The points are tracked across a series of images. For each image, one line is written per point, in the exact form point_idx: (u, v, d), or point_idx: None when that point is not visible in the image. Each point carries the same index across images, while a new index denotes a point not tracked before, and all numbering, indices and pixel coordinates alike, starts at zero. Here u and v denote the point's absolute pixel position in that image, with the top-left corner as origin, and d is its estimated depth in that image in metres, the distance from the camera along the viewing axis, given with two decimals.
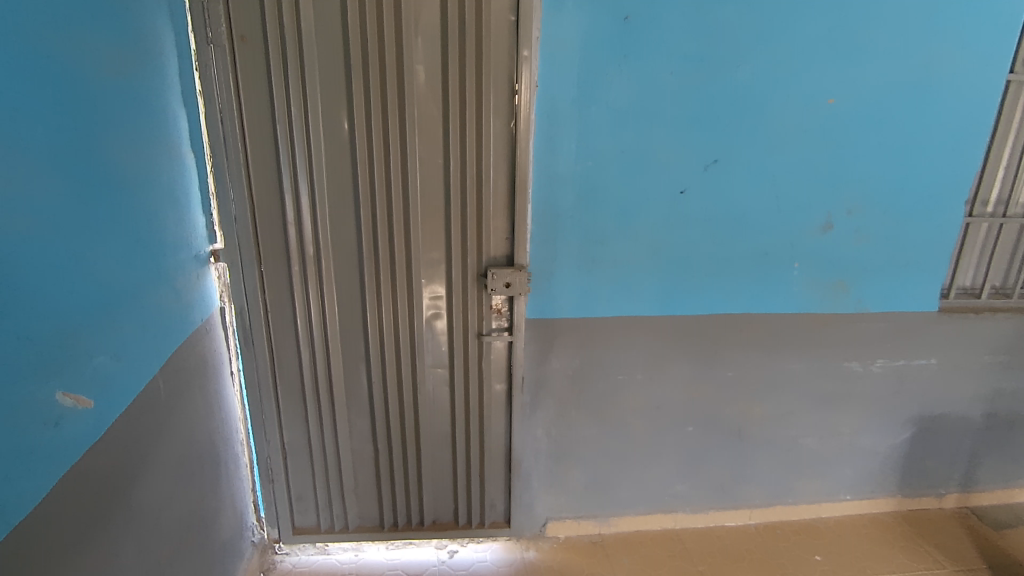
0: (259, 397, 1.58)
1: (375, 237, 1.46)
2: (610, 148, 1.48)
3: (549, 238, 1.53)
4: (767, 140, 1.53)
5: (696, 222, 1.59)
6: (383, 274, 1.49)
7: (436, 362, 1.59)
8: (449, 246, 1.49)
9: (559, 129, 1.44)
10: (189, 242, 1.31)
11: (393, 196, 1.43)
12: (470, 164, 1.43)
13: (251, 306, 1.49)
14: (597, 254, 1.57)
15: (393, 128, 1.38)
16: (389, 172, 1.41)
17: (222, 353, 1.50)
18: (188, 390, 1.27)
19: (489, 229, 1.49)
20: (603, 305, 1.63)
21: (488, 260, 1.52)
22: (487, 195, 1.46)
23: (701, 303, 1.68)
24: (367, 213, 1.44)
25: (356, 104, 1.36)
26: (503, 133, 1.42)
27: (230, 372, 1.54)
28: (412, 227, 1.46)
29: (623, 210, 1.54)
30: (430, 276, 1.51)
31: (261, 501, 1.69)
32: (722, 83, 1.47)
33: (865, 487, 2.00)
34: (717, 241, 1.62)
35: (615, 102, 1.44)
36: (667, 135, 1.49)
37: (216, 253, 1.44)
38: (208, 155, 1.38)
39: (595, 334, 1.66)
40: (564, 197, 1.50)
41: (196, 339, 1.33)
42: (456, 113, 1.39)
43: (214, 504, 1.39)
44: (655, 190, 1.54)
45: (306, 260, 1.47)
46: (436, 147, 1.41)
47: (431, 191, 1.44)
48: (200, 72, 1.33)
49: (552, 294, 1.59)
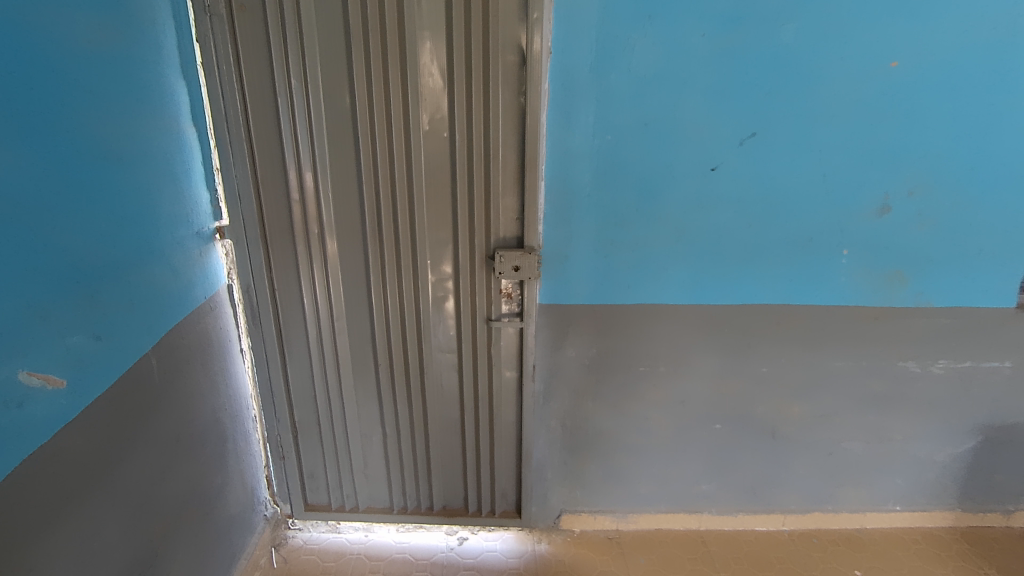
0: (268, 375, 1.57)
1: (380, 215, 1.40)
2: (632, 121, 1.35)
3: (563, 219, 1.43)
4: (813, 111, 1.36)
5: (729, 203, 1.44)
6: (388, 254, 1.44)
7: (443, 346, 1.53)
8: (456, 227, 1.41)
9: (575, 100, 1.32)
10: (190, 218, 1.30)
11: (398, 173, 1.36)
12: (477, 138, 1.34)
13: (258, 284, 1.47)
14: (615, 236, 1.45)
15: (396, 101, 1.31)
16: (392, 147, 1.34)
17: (229, 330, 1.50)
18: (186, 367, 1.27)
19: (498, 209, 1.40)
20: (623, 292, 1.51)
21: (497, 241, 1.43)
22: (495, 172, 1.36)
23: (733, 292, 1.53)
24: (370, 191, 1.38)
25: (357, 76, 1.29)
26: (513, 105, 1.32)
27: (239, 349, 1.54)
28: (417, 206, 1.39)
29: (645, 189, 1.41)
30: (437, 258, 1.44)
31: (274, 477, 1.70)
32: (762, 45, 1.30)
33: (918, 498, 1.81)
34: (752, 224, 1.46)
35: (638, 69, 1.30)
36: (697, 106, 1.34)
37: (222, 230, 1.43)
38: (211, 129, 1.35)
39: (614, 323, 1.55)
40: (580, 175, 1.39)
41: (198, 317, 1.33)
42: (462, 84, 1.30)
43: (218, 480, 1.40)
44: (682, 168, 1.40)
45: (311, 239, 1.43)
46: (441, 120, 1.33)
47: (436, 168, 1.37)
48: (200, 44, 1.29)
49: (567, 278, 1.49)
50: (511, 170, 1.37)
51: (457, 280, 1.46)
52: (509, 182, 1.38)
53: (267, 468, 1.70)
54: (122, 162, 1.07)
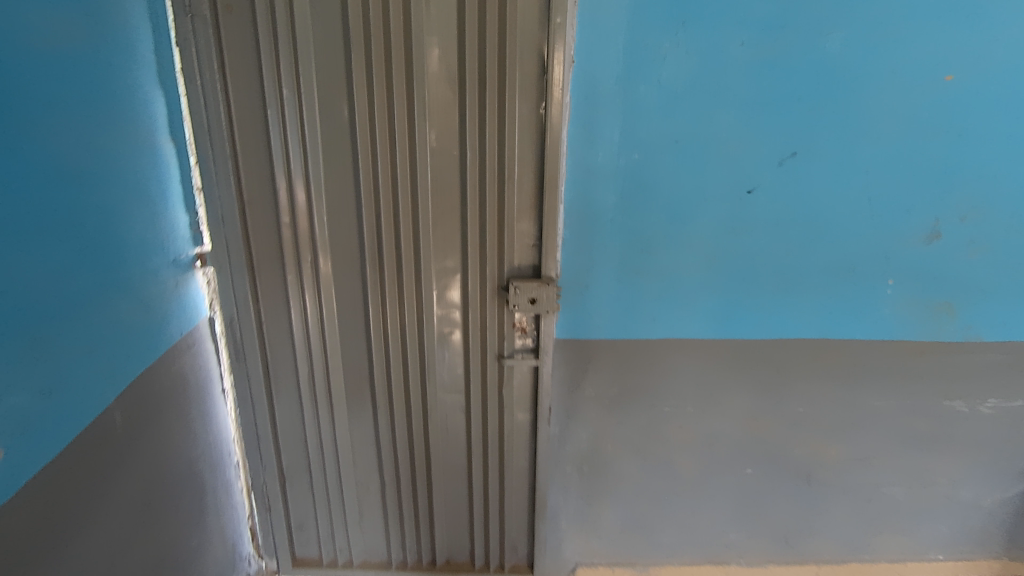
0: (253, 417, 1.41)
1: (380, 240, 1.26)
2: (662, 137, 1.22)
3: (583, 245, 1.29)
4: (859, 128, 1.23)
5: (766, 228, 1.30)
6: (389, 283, 1.29)
7: (449, 386, 1.38)
8: (466, 253, 1.27)
9: (600, 114, 1.19)
10: (165, 244, 1.14)
11: (401, 193, 1.22)
12: (490, 156, 1.20)
13: (243, 317, 1.32)
14: (640, 264, 1.32)
15: (400, 114, 1.17)
16: (395, 165, 1.20)
17: (211, 367, 1.34)
18: (158, 417, 1.11)
19: (512, 234, 1.26)
20: (647, 325, 1.37)
21: (511, 270, 1.29)
22: (510, 193, 1.22)
23: (768, 325, 1.39)
24: (370, 213, 1.24)
25: (357, 86, 1.15)
26: (531, 119, 1.18)
27: (221, 389, 1.38)
28: (423, 230, 1.25)
29: (675, 212, 1.28)
30: (443, 288, 1.30)
31: (259, 528, 1.54)
32: (807, 55, 1.18)
33: (962, 546, 1.67)
34: (790, 251, 1.33)
35: (670, 81, 1.18)
36: (734, 121, 1.21)
37: (202, 257, 1.27)
38: (192, 145, 1.21)
39: (637, 360, 1.41)
40: (603, 197, 1.25)
41: (173, 357, 1.17)
42: (474, 96, 1.16)
43: (194, 541, 1.24)
44: (716, 189, 1.26)
45: (302, 266, 1.29)
46: (450, 136, 1.19)
47: (444, 189, 1.23)
48: (179, 48, 1.15)
49: (587, 310, 1.35)
50: (528, 191, 1.23)
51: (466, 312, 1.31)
52: (525, 205, 1.24)
53: (251, 518, 1.54)
54: (88, 181, 0.92)
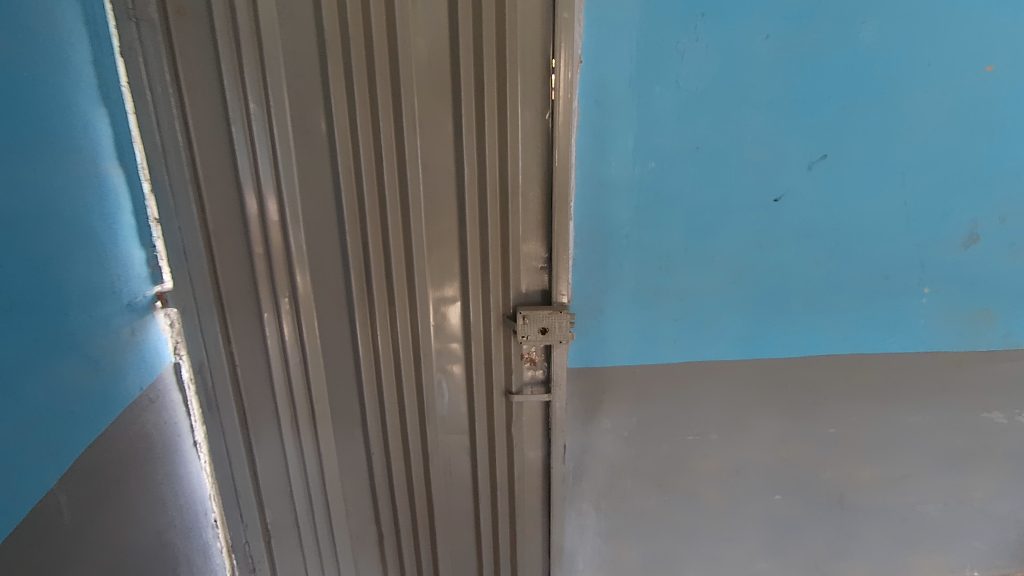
0: (231, 472, 1.25)
1: (369, 271, 1.11)
2: (681, 144, 1.09)
3: (597, 265, 1.16)
4: (894, 127, 1.12)
5: (794, 239, 1.19)
6: (380, 317, 1.14)
7: (451, 427, 1.24)
8: (466, 281, 1.13)
9: (612, 121, 1.06)
10: (116, 287, 0.98)
11: (391, 217, 1.07)
12: (491, 171, 1.06)
13: (213, 361, 1.16)
14: (659, 283, 1.19)
15: (388, 126, 1.02)
16: (384, 185, 1.05)
17: (180, 421, 1.17)
18: (119, 487, 0.95)
19: (518, 256, 1.12)
20: (668, 349, 1.25)
21: (518, 295, 1.16)
22: (514, 212, 1.09)
23: (797, 342, 1.28)
24: (356, 240, 1.09)
25: (335, 95, 1.00)
26: (536, 128, 1.05)
27: (193, 443, 1.21)
28: (417, 257, 1.10)
29: (696, 226, 1.16)
30: (443, 320, 1.15)
31: None
32: (840, 48, 1.06)
33: (998, 562, 1.58)
34: (820, 262, 1.22)
35: (690, 81, 1.05)
36: (761, 124, 1.09)
37: (163, 296, 1.10)
38: (144, 169, 1.04)
39: (657, 386, 1.28)
40: (617, 212, 1.12)
41: (132, 418, 1.00)
42: (471, 104, 1.02)
43: None
44: (740, 198, 1.14)
45: (281, 302, 1.13)
46: (445, 150, 1.05)
47: (439, 210, 1.08)
48: (124, 57, 0.98)
49: (602, 336, 1.22)
50: (536, 208, 1.10)
51: (468, 345, 1.17)
52: (533, 224, 1.11)
53: None
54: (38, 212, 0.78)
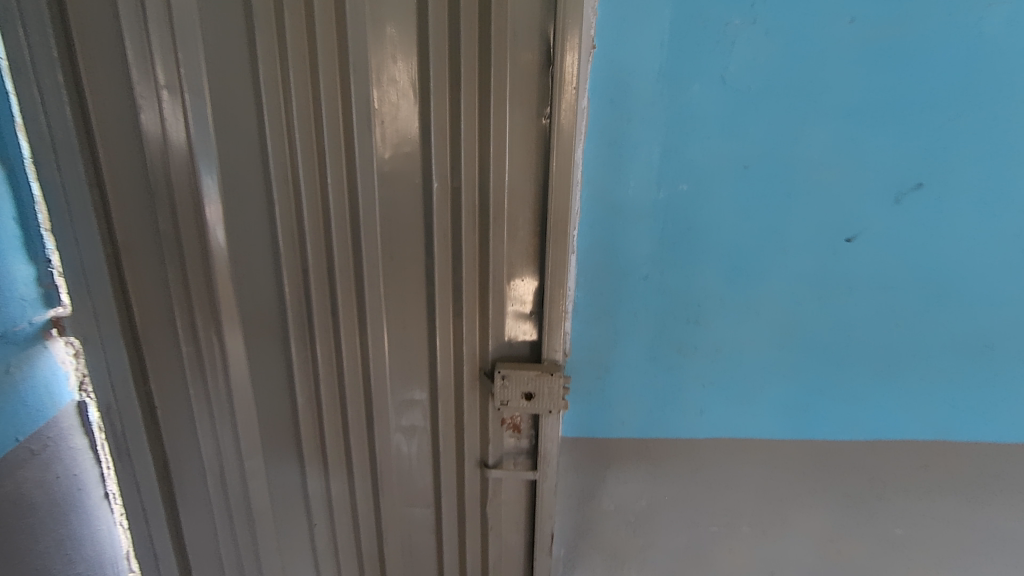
0: (147, 534, 1.03)
1: (310, 308, 0.86)
2: (723, 161, 0.82)
3: (603, 311, 0.90)
4: (1019, 150, 0.83)
5: (866, 291, 0.91)
6: (326, 364, 0.90)
7: (413, 498, 1.00)
8: (434, 326, 0.88)
9: (632, 127, 0.80)
10: None
11: (338, 241, 0.83)
12: (469, 188, 0.81)
13: (123, 403, 0.94)
14: (685, 338, 0.92)
15: (335, 124, 0.78)
16: (328, 201, 0.81)
17: (83, 472, 0.96)
18: None
19: (501, 297, 0.87)
20: (691, 420, 0.98)
21: (500, 344, 0.91)
22: (497, 242, 0.84)
23: (861, 421, 1.00)
24: (294, 269, 0.84)
25: (266, 81, 0.75)
26: (530, 133, 0.80)
27: (103, 494, 1.01)
28: (372, 292, 0.86)
29: (738, 268, 0.88)
30: (404, 370, 0.92)
31: None
32: (953, 42, 0.78)
33: None
34: (899, 322, 0.93)
35: (741, 77, 0.78)
36: (836, 139, 0.81)
37: (60, 322, 0.89)
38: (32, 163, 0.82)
39: (676, 465, 1.02)
40: (634, 246, 0.86)
41: None
42: (444, 99, 0.77)
43: None
44: (800, 236, 0.86)
45: (203, 338, 0.90)
46: (411, 158, 0.80)
47: (401, 235, 0.84)
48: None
49: (608, 401, 0.96)
50: (528, 236, 0.85)
51: (435, 403, 0.93)
52: (523, 256, 0.86)
53: None
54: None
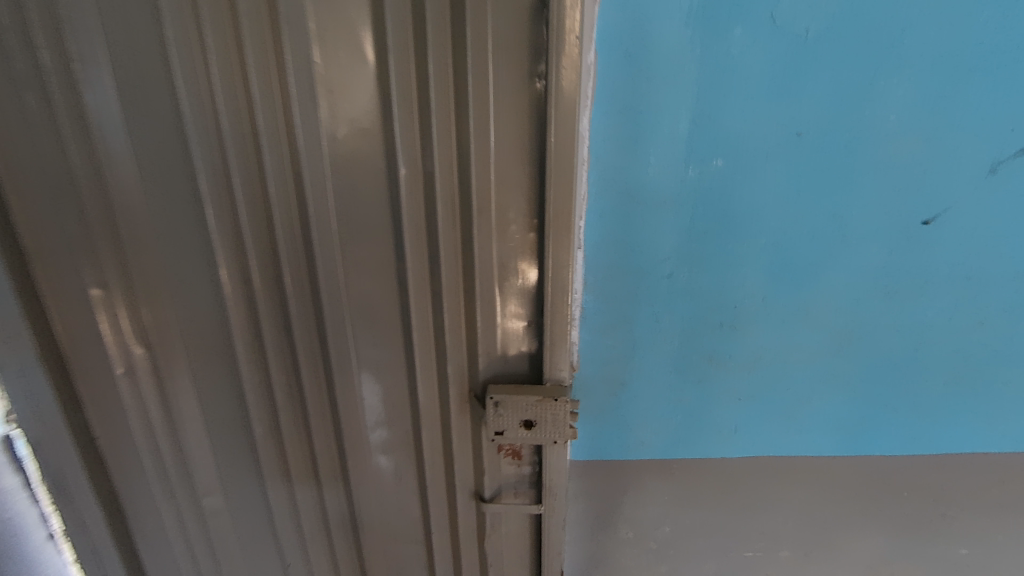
0: None
1: (261, 333, 0.70)
2: (769, 129, 0.65)
3: (617, 317, 0.74)
4: None
5: (946, 288, 0.73)
6: (281, 393, 0.74)
7: (399, 531, 0.87)
8: (412, 343, 0.72)
9: (653, 89, 0.62)
10: None
11: (287, 251, 0.65)
12: (446, 174, 0.64)
13: (47, 468, 0.72)
14: (717, 347, 0.76)
15: (268, 95, 0.58)
16: (272, 200, 0.63)
17: (18, 514, 0.81)
18: None
19: (491, 305, 0.71)
20: (723, 439, 0.83)
21: (493, 359, 0.75)
22: (484, 240, 0.67)
23: (926, 435, 0.84)
24: (235, 288, 0.67)
25: (174, 41, 0.54)
26: (521, 100, 0.61)
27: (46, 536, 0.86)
28: (335, 307, 0.70)
29: (784, 261, 0.72)
30: (381, 394, 0.76)
31: None
32: None
33: None
34: (986, 323, 0.75)
35: (797, 18, 0.60)
36: (915, 97, 0.64)
37: None
38: None
39: (705, 487, 0.88)
40: (655, 238, 0.70)
41: None
42: (406, 58, 0.59)
43: None
44: (861, 221, 0.70)
45: (119, 376, 0.68)
46: (371, 137, 0.62)
47: (361, 235, 0.67)
48: None
49: (624, 420, 0.81)
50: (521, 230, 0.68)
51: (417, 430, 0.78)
52: (519, 252, 0.69)
53: None
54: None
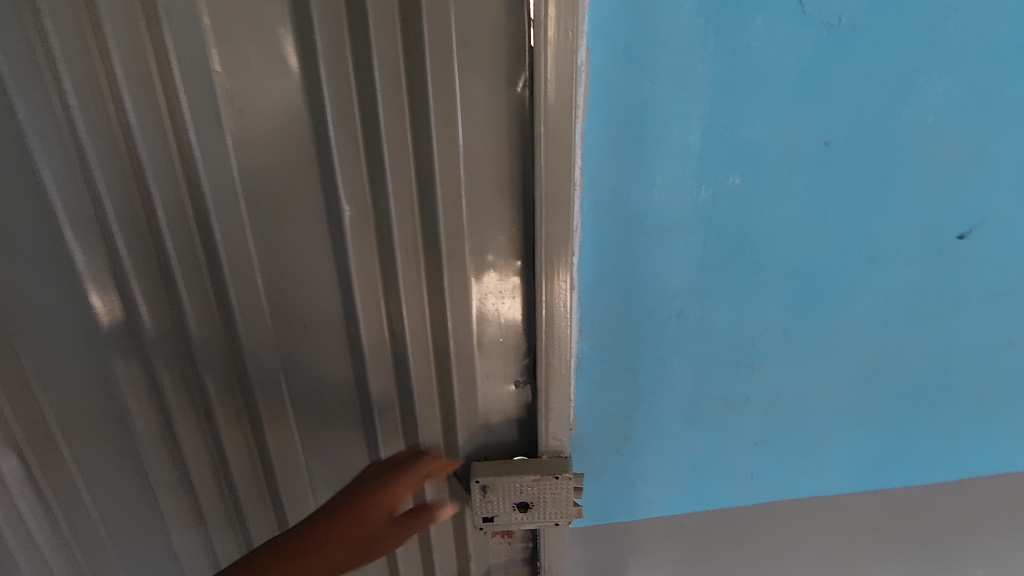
0: None
1: (169, 415, 0.58)
2: (792, 138, 0.53)
3: (619, 366, 0.62)
4: None
5: (978, 306, 0.64)
6: (201, 471, 0.62)
7: None
8: (370, 412, 0.60)
9: (659, 94, 0.50)
10: None
11: (194, 320, 0.54)
12: (404, 212, 0.50)
13: None
14: (732, 389, 0.66)
15: (152, 120, 0.45)
16: (168, 259, 0.51)
17: None
18: None
19: (469, 365, 0.58)
20: (738, 487, 0.73)
21: (475, 427, 0.62)
22: (457, 290, 0.54)
23: (950, 461, 0.76)
24: (131, 366, 0.55)
25: (13, 50, 0.42)
26: (497, 114, 0.47)
27: None
28: (263, 380, 0.58)
29: (806, 290, 0.61)
30: (330, 468, 0.64)
31: None
32: None
33: None
34: (1016, 342, 0.67)
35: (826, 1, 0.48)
36: (960, 92, 0.53)
37: None
38: None
39: (722, 545, 0.76)
40: (662, 273, 0.58)
41: None
42: (343, 64, 0.44)
43: None
44: (893, 239, 0.60)
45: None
46: (298, 168, 0.49)
47: (291, 287, 0.54)
48: None
49: (629, 478, 0.69)
50: (505, 276, 0.55)
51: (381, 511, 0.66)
52: (503, 302, 0.56)
53: None
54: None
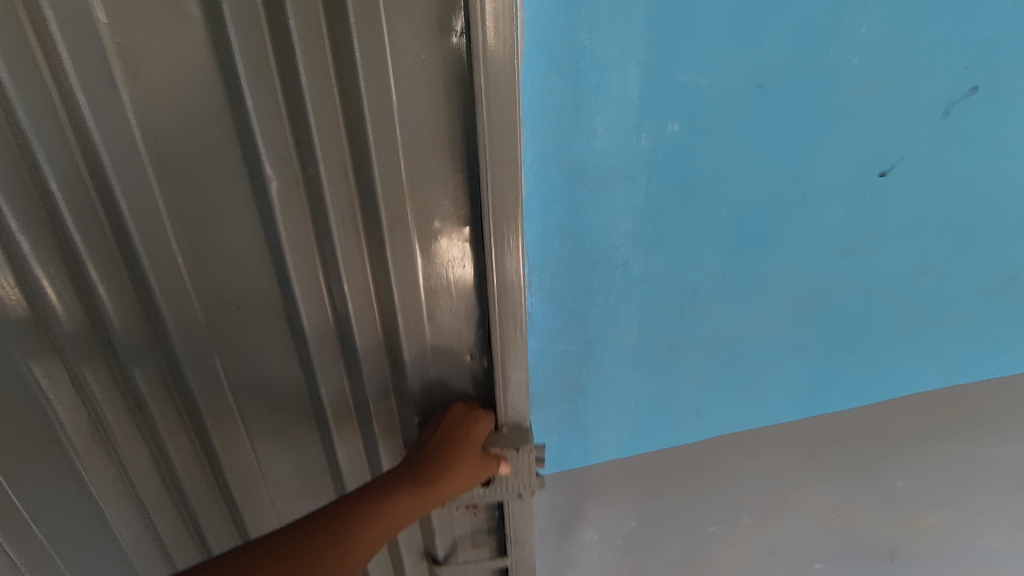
0: None
1: (99, 410, 0.56)
2: (725, 83, 0.54)
3: (570, 318, 0.63)
4: None
5: (897, 240, 0.69)
6: (138, 454, 0.60)
7: None
8: (313, 383, 0.60)
9: (597, 38, 0.48)
10: None
11: (115, 316, 0.51)
12: (339, 172, 0.48)
13: None
14: (676, 333, 0.68)
15: (31, 82, 0.40)
16: (75, 246, 0.47)
17: None
18: None
19: (419, 328, 0.57)
20: (685, 425, 0.77)
21: (430, 390, 0.62)
22: (401, 252, 0.52)
23: (874, 385, 0.83)
24: (50, 368, 0.52)
25: None
26: (430, 63, 0.44)
27: None
28: (199, 369, 0.57)
29: (743, 232, 0.64)
30: (275, 434, 0.64)
31: None
32: None
33: None
34: (930, 272, 0.73)
35: None
36: (883, 33, 0.54)
37: None
38: None
39: (670, 476, 0.81)
40: (607, 224, 0.58)
41: None
42: (255, 11, 0.40)
43: None
44: (820, 180, 0.63)
45: None
46: (210, 133, 0.45)
47: (217, 261, 0.51)
48: None
49: (583, 426, 0.72)
50: (451, 239, 0.53)
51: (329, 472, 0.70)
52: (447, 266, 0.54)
53: None
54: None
